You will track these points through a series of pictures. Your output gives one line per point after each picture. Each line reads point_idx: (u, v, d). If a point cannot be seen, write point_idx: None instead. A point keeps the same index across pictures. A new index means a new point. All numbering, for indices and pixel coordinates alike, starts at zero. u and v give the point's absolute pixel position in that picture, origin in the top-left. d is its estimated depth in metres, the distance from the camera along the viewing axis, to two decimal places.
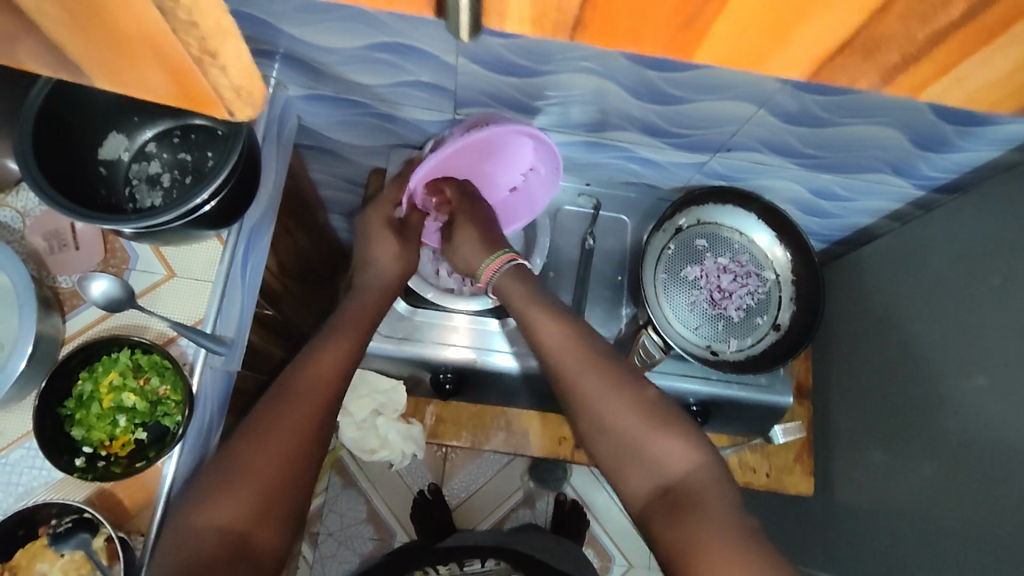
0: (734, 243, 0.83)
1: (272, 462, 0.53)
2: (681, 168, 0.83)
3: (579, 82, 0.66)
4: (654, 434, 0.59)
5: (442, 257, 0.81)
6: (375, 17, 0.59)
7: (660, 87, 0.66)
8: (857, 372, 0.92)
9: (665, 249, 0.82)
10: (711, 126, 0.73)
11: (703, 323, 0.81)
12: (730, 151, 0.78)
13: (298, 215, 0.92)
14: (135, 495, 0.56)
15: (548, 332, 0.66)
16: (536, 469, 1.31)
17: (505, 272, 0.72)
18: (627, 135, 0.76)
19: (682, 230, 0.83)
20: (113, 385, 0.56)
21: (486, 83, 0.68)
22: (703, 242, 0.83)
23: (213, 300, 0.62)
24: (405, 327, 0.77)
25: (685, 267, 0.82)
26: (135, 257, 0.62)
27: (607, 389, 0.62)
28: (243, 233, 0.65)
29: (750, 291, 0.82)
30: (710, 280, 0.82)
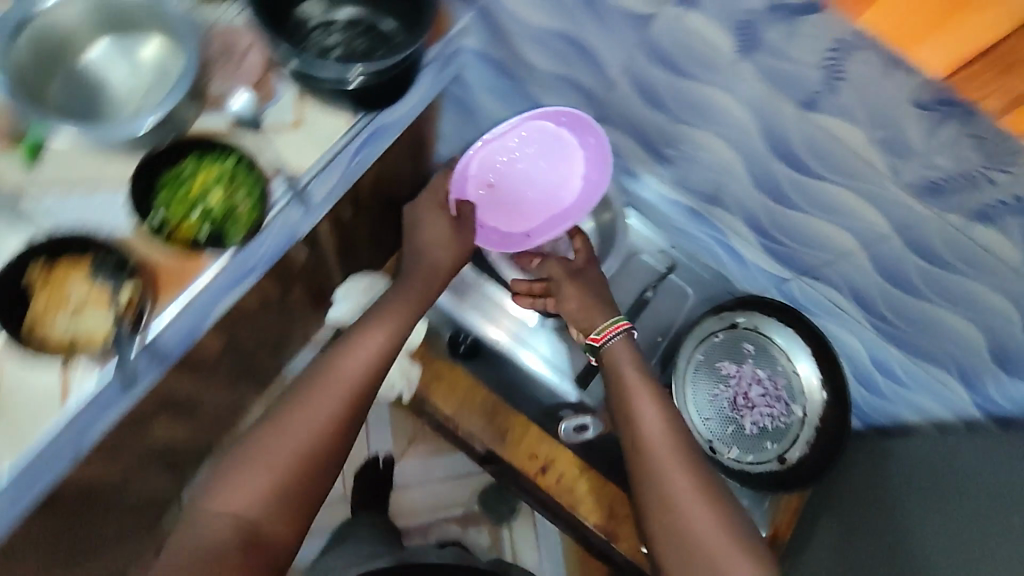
0: (778, 363, 0.81)
1: (294, 435, 0.57)
2: (761, 275, 0.84)
3: (713, 146, 0.71)
4: (730, 559, 0.56)
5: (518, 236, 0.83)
6: (573, 7, 0.66)
7: (780, 181, 0.69)
8: (834, 554, 0.87)
9: (714, 334, 0.82)
10: (808, 245, 0.74)
11: (715, 418, 0.81)
12: (814, 279, 0.79)
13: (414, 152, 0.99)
14: (173, 275, 0.61)
15: (646, 415, 0.66)
16: (486, 495, 1.29)
17: (617, 342, 0.72)
18: (728, 218, 0.79)
19: (737, 326, 0.81)
20: (207, 181, 0.63)
21: (633, 109, 0.74)
22: (750, 347, 0.81)
23: (322, 164, 0.68)
24: (465, 288, 0.84)
25: (722, 361, 0.82)
26: (277, 98, 0.68)
27: (678, 473, 0.61)
28: (370, 126, 0.70)
29: (772, 414, 0.80)
30: (741, 383, 0.81)
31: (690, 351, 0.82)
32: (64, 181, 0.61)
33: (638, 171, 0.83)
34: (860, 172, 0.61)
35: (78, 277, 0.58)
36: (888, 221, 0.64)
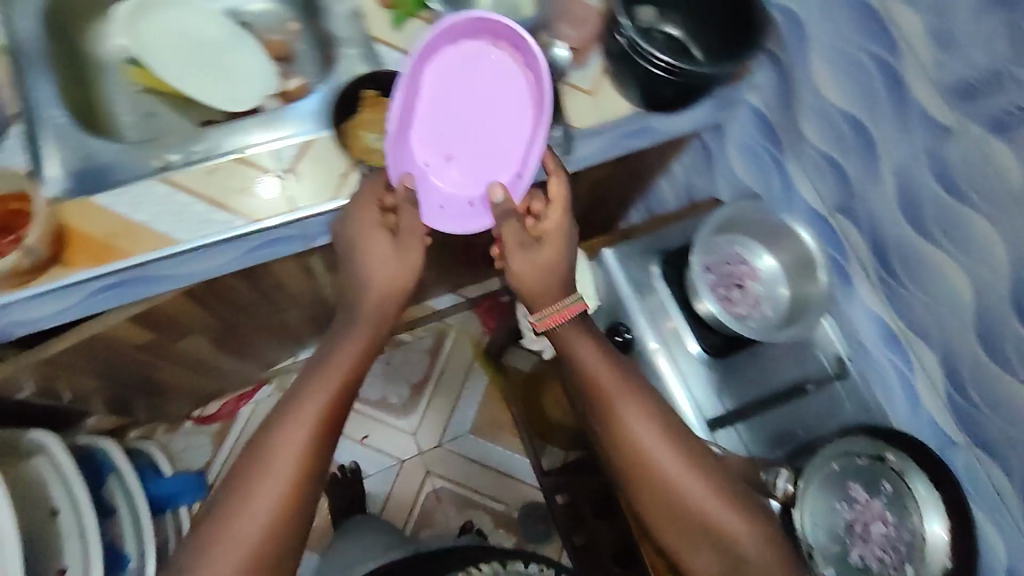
0: (910, 521, 0.74)
1: (274, 469, 0.58)
2: (930, 427, 0.80)
3: (947, 275, 0.71)
4: (726, 516, 0.65)
5: (734, 266, 0.83)
6: (880, 96, 0.71)
7: (1005, 335, 0.67)
8: None
9: (856, 455, 0.77)
10: (1002, 414, 0.71)
11: (823, 534, 0.76)
12: (988, 454, 0.75)
13: (640, 172, 1.08)
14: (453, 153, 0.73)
15: (588, 356, 0.68)
16: (528, 509, 1.33)
17: (570, 323, 0.69)
18: (924, 352, 0.78)
19: (883, 461, 0.76)
20: None
21: (882, 210, 0.76)
22: (888, 487, 0.76)
23: (594, 128, 0.80)
24: (652, 297, 0.83)
25: (854, 486, 0.76)
26: (586, 65, 0.81)
27: (651, 431, 0.66)
28: (641, 121, 0.81)
29: (883, 560, 0.75)
30: (864, 515, 0.76)
31: (826, 458, 0.77)
32: (413, 49, 0.76)
33: (853, 274, 0.84)
34: None
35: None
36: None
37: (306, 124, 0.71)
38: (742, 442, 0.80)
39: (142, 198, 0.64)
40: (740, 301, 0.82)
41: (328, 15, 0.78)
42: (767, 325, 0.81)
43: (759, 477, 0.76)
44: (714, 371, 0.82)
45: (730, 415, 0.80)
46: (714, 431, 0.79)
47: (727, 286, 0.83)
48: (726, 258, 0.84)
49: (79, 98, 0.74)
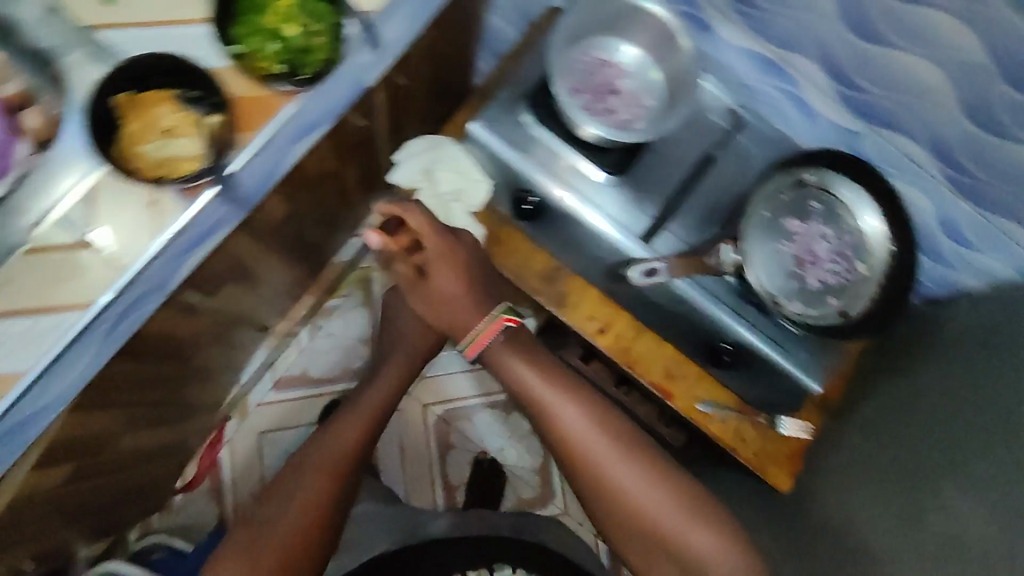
0: (845, 221, 0.89)
1: (323, 485, 0.92)
2: (834, 131, 0.91)
3: None
4: (652, 476, 0.87)
5: (598, 68, 0.88)
6: None
7: (873, 18, 0.73)
8: (887, 410, 0.98)
9: (780, 193, 0.90)
10: (894, 89, 0.80)
11: (779, 274, 0.89)
12: (889, 129, 0.85)
13: (464, 15, 1.08)
14: (255, 113, 0.69)
15: (569, 413, 0.89)
16: None
17: (501, 341, 0.90)
18: (807, 65, 0.84)
19: (805, 183, 0.89)
20: (283, 13, 0.69)
21: None
22: (817, 205, 0.90)
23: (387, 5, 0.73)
24: (523, 138, 0.89)
25: (790, 219, 0.90)
26: None
27: (573, 419, 0.88)
28: None
29: (837, 272, 0.89)
30: (807, 240, 0.90)
31: (759, 206, 0.89)
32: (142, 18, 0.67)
33: (710, 25, 0.88)
34: None
35: (162, 107, 0.66)
36: (981, 43, 0.68)
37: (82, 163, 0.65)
38: (677, 234, 0.90)
39: (28, 344, 0.64)
40: (621, 106, 0.88)
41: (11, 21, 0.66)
42: (655, 114, 0.87)
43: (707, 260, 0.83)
44: (627, 184, 0.90)
45: (659, 221, 0.89)
46: (650, 242, 0.89)
47: (591, 92, 0.87)
48: (592, 67, 0.87)
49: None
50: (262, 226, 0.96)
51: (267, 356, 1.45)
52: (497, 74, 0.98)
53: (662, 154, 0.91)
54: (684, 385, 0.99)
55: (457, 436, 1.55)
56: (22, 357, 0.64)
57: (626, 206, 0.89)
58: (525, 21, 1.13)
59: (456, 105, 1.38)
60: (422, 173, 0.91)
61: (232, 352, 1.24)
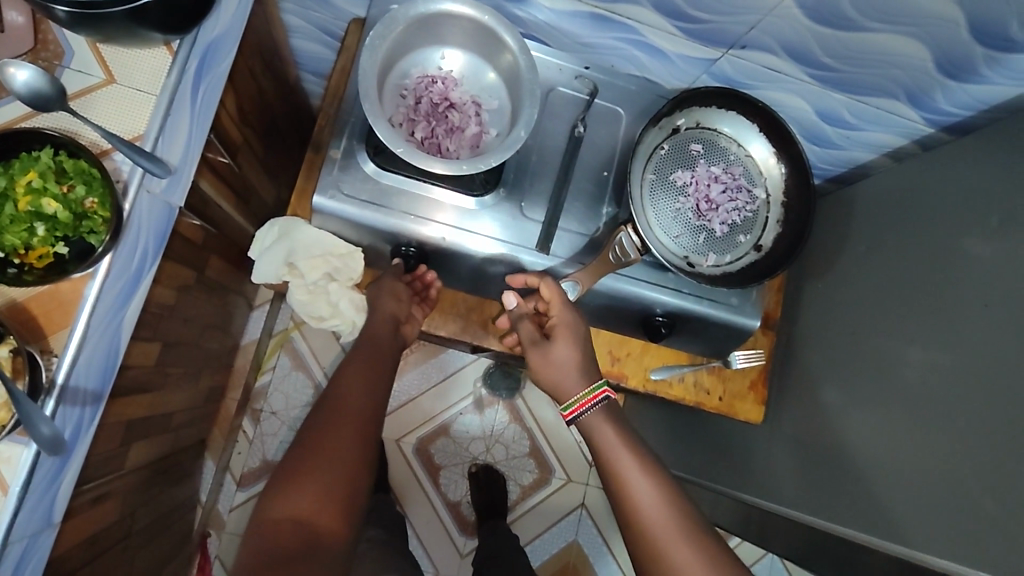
0: (730, 153, 0.85)
1: (350, 450, 0.69)
2: (689, 65, 0.85)
3: None
4: (662, 492, 0.69)
5: (422, 86, 0.77)
6: None
7: None
8: (831, 308, 0.99)
9: (659, 148, 0.85)
10: (731, 14, 0.74)
11: (684, 233, 0.85)
12: (744, 50, 0.80)
13: (266, 60, 0.95)
14: (55, 311, 0.60)
15: (602, 429, 0.74)
16: (488, 378, 1.55)
17: (602, 409, 0.75)
18: (639, 12, 0.77)
19: (679, 130, 0.85)
20: (31, 188, 0.58)
21: None
22: (697, 146, 0.85)
23: (151, 120, 0.64)
24: (372, 191, 0.79)
25: (674, 172, 0.84)
26: (69, 54, 0.63)
27: (633, 466, 0.71)
28: (196, 49, 0.66)
29: (738, 207, 0.85)
30: (699, 188, 0.85)
31: (641, 171, 0.83)
32: None
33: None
34: None
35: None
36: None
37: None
38: (572, 230, 0.84)
39: None
40: (466, 119, 0.78)
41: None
42: (503, 117, 0.79)
43: (610, 256, 0.80)
44: (504, 197, 0.83)
45: (547, 225, 0.82)
46: (549, 249, 0.82)
47: (422, 113, 0.77)
48: (420, 87, 0.77)
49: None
50: (138, 383, 0.85)
51: (217, 464, 1.36)
52: (321, 123, 0.87)
53: (527, 151, 0.84)
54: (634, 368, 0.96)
55: (441, 454, 1.52)
56: None
57: (508, 221, 0.82)
58: (335, 42, 1.00)
59: (301, 140, 1.25)
60: (287, 267, 0.81)
61: (178, 490, 1.15)
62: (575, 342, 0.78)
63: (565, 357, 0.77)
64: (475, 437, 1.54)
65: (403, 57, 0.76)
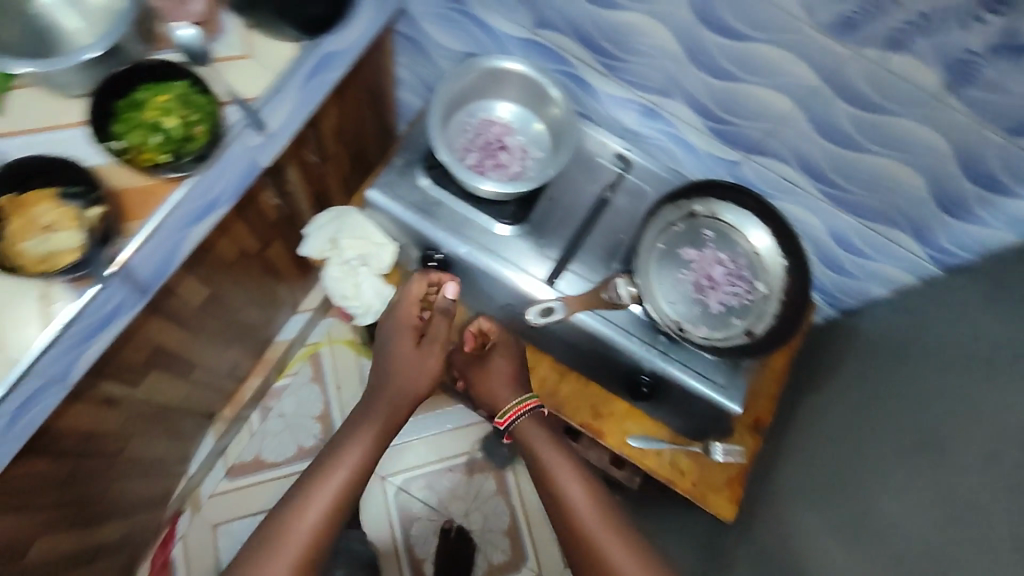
0: (739, 246, 0.92)
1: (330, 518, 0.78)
2: (715, 164, 0.97)
3: (650, 33, 0.82)
4: (604, 508, 0.81)
5: (484, 127, 0.93)
6: None
7: (715, 55, 0.80)
8: (821, 426, 0.99)
9: (673, 225, 0.93)
10: (751, 118, 0.86)
11: (681, 303, 0.91)
12: (762, 156, 0.91)
13: (373, 96, 1.16)
14: (138, 203, 0.73)
15: (550, 455, 0.85)
16: (486, 443, 1.56)
17: (530, 416, 0.89)
18: (675, 106, 0.91)
19: (695, 214, 0.93)
20: (161, 107, 0.75)
21: (572, 9, 0.86)
22: (709, 232, 0.93)
23: (274, 86, 0.82)
24: (418, 198, 0.92)
25: (683, 248, 0.92)
26: (224, 32, 0.83)
27: (571, 482, 0.83)
28: (316, 53, 0.85)
29: (737, 294, 0.91)
30: (703, 267, 0.92)
31: (652, 239, 0.91)
32: (29, 126, 0.74)
33: (587, 78, 0.96)
34: (785, 26, 0.72)
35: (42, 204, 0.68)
36: (815, 72, 0.75)
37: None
38: (580, 274, 0.92)
39: None
40: (513, 160, 0.93)
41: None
42: (543, 165, 0.92)
43: (604, 295, 0.86)
44: (526, 233, 0.93)
45: (560, 263, 0.92)
46: (555, 283, 0.91)
47: (478, 147, 0.92)
48: (481, 127, 0.93)
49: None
50: (179, 313, 0.97)
51: (215, 443, 1.43)
52: None
53: (557, 201, 0.95)
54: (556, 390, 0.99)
55: (420, 505, 1.52)
56: None
57: (525, 252, 0.92)
58: (430, 96, 1.20)
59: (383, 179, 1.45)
60: (330, 244, 0.95)
61: (173, 445, 1.22)
62: (510, 356, 0.94)
63: (502, 370, 0.92)
64: (458, 498, 1.53)
65: (473, 99, 0.93)
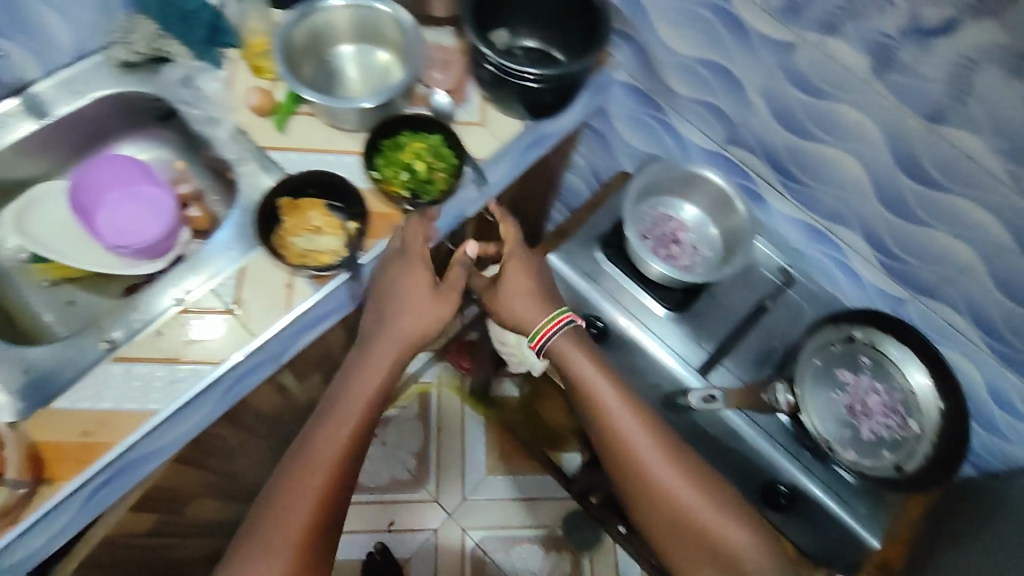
0: (895, 380, 0.93)
1: (307, 527, 0.71)
2: (876, 295, 1.00)
3: (842, 165, 0.90)
4: (681, 469, 0.83)
5: (664, 220, 1.01)
6: (726, 43, 0.89)
7: (903, 195, 0.86)
8: None
9: (831, 345, 0.95)
10: (927, 259, 0.90)
11: (832, 422, 0.91)
12: (930, 297, 0.93)
13: (550, 174, 1.29)
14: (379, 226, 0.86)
15: (609, 397, 0.85)
16: (567, 522, 1.55)
17: (565, 332, 0.87)
18: (847, 234, 0.97)
19: (854, 339, 0.95)
20: (415, 151, 0.89)
21: (768, 131, 0.94)
22: (867, 360, 0.94)
23: (497, 153, 0.96)
24: (594, 270, 1.01)
25: (840, 369, 0.94)
26: (467, 101, 0.98)
27: (635, 431, 0.84)
28: (534, 130, 0.99)
29: (888, 426, 0.91)
30: (857, 392, 0.93)
31: (809, 354, 0.93)
32: (305, 147, 0.90)
33: (763, 194, 1.03)
34: (987, 184, 0.77)
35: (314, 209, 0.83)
36: (1006, 228, 0.79)
37: (230, 252, 0.84)
38: (730, 372, 0.97)
39: (111, 388, 0.74)
40: (684, 253, 0.99)
41: (212, 140, 0.91)
42: (713, 264, 0.98)
43: (763, 397, 0.90)
44: (684, 323, 0.99)
45: (713, 356, 0.96)
46: (706, 374, 0.96)
47: (655, 234, 1.00)
48: (660, 219, 1.01)
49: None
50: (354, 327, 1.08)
51: None
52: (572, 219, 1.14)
53: (719, 300, 1.00)
54: (512, 245, 0.91)
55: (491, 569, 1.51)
56: (154, 399, 0.74)
57: (681, 340, 0.97)
58: (599, 184, 1.32)
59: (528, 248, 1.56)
60: None
61: None
62: (529, 272, 0.90)
63: (519, 284, 0.89)
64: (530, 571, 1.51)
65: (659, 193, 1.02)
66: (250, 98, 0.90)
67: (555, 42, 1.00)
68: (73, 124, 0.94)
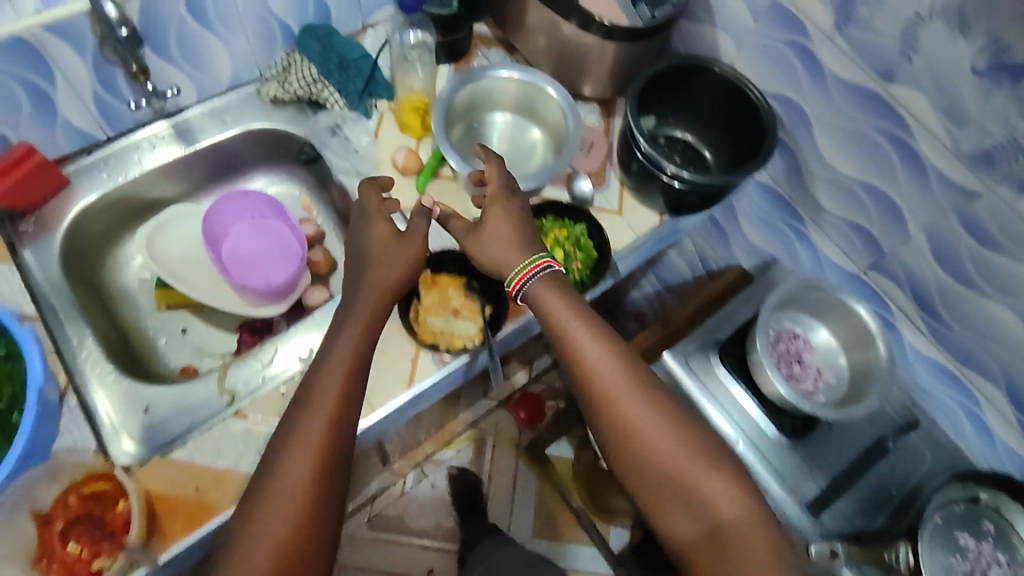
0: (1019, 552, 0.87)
1: (288, 501, 0.61)
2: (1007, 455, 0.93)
3: (1001, 319, 0.83)
4: (707, 473, 0.66)
5: (792, 338, 0.96)
6: (893, 171, 0.84)
7: None
8: None
9: (955, 503, 0.89)
10: None
11: None
12: None
13: None
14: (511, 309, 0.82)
15: (599, 356, 0.69)
16: None
17: (543, 278, 0.72)
18: (987, 386, 0.90)
19: (979, 501, 0.89)
20: (557, 239, 0.86)
21: (919, 265, 0.89)
22: (990, 525, 0.88)
23: (629, 247, 0.93)
24: (709, 377, 0.96)
25: (963, 533, 0.88)
26: (606, 185, 0.95)
27: (645, 417, 0.67)
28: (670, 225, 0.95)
29: None
30: (980, 561, 0.87)
31: (932, 512, 0.87)
32: (445, 213, 0.89)
33: (896, 322, 0.97)
34: None
35: (456, 290, 0.80)
36: None
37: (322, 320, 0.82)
38: (841, 512, 0.91)
39: (226, 444, 0.72)
40: (807, 377, 0.95)
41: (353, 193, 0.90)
42: (835, 393, 0.93)
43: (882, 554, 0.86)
44: (798, 451, 0.93)
45: (827, 493, 0.91)
46: (818, 513, 0.90)
47: (781, 352, 0.95)
48: (787, 335, 0.96)
49: (117, 352, 0.82)
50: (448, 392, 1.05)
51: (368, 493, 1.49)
52: (682, 312, 1.10)
53: (837, 433, 0.94)
54: (495, 185, 0.77)
55: None
56: (243, 459, 0.72)
57: (793, 470, 0.92)
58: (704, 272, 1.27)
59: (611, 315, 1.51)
60: None
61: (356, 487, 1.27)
62: (506, 207, 0.76)
63: (504, 228, 0.74)
64: None
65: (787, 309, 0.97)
66: (397, 156, 0.90)
67: (705, 140, 0.97)
68: (215, 153, 0.94)
